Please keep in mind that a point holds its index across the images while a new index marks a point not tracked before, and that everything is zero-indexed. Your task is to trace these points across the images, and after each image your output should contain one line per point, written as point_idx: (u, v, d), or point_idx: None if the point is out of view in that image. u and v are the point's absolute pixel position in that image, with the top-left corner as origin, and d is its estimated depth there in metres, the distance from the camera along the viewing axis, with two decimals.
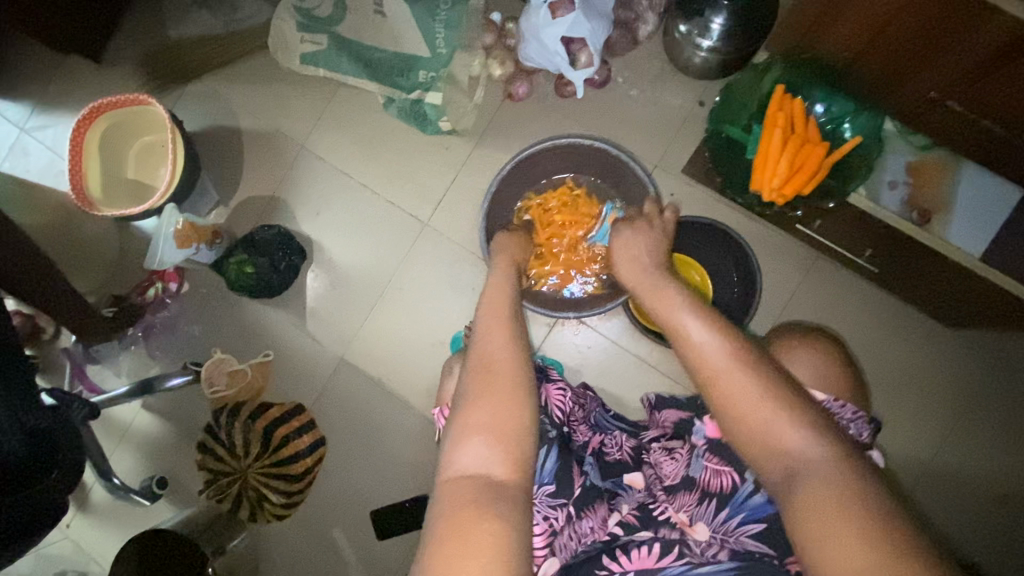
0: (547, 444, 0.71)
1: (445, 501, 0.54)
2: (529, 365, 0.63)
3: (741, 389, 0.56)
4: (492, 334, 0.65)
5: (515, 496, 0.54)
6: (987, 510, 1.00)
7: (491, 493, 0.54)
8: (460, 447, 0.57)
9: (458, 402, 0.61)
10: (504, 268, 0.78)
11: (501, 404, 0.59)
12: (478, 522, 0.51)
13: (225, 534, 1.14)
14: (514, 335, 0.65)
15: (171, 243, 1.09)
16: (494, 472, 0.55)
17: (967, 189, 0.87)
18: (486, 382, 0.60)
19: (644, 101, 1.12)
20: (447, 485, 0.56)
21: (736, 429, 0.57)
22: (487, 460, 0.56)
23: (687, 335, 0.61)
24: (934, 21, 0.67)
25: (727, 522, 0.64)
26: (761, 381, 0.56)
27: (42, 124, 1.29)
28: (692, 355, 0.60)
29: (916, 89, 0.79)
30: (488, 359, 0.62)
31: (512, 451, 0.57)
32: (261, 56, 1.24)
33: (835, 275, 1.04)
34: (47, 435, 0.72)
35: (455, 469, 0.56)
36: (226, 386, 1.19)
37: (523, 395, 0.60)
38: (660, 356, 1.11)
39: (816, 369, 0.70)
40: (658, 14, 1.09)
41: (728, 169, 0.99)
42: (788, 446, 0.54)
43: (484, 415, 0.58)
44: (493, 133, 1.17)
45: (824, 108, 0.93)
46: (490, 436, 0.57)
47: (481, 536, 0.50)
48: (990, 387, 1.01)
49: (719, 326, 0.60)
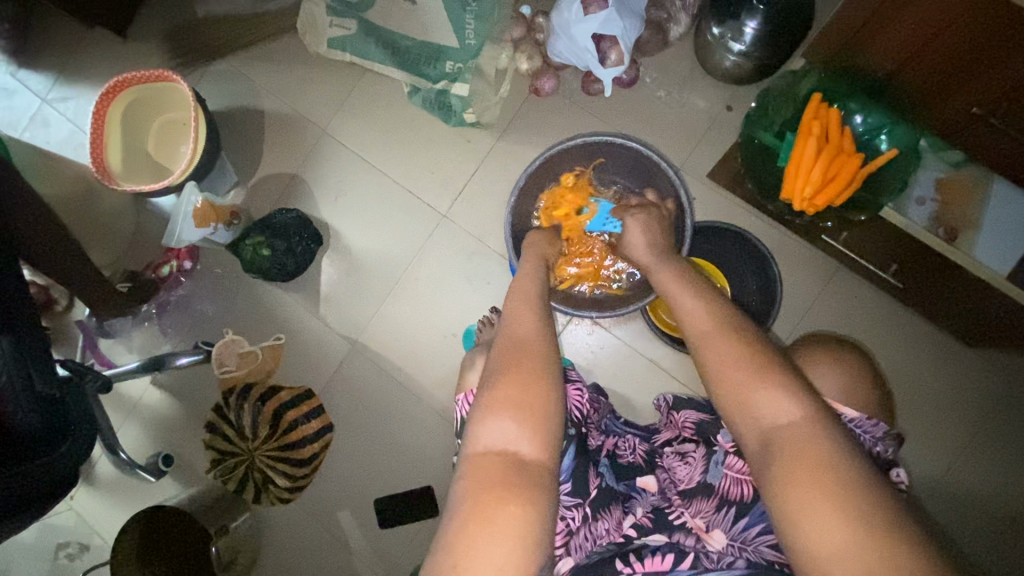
0: (566, 442, 0.69)
1: (471, 479, 0.54)
2: (557, 348, 0.62)
3: (741, 369, 0.55)
4: (521, 319, 0.65)
5: (543, 478, 0.54)
6: (998, 533, 0.99)
7: (519, 474, 0.53)
8: (485, 423, 0.56)
9: (485, 380, 0.60)
10: (533, 262, 0.78)
11: (528, 387, 0.58)
12: (504, 503, 0.51)
13: (227, 513, 1.12)
14: (544, 321, 0.65)
15: (190, 221, 1.08)
16: (522, 449, 0.55)
17: (998, 208, 0.85)
18: (513, 361, 0.60)
19: (671, 103, 1.11)
20: (471, 461, 0.55)
21: (740, 421, 0.55)
22: (513, 439, 0.55)
23: (691, 320, 0.62)
24: (987, 31, 0.65)
25: (746, 530, 0.64)
26: (767, 365, 0.55)
27: (63, 96, 1.29)
28: (713, 361, 0.58)
29: (958, 104, 0.78)
30: (515, 339, 0.62)
31: (539, 431, 0.56)
32: (287, 38, 1.24)
33: (855, 288, 1.03)
34: (59, 404, 0.71)
35: (480, 445, 0.56)
36: (236, 366, 1.19)
37: (550, 376, 0.59)
38: (673, 360, 1.11)
39: (837, 382, 0.70)
40: (691, 15, 1.07)
41: (758, 175, 0.96)
42: (769, 421, 0.53)
43: (510, 393, 0.57)
44: (517, 127, 1.17)
45: (863, 120, 0.91)
46: (516, 413, 0.56)
47: (506, 518, 0.51)
48: (1007, 409, 1.00)
49: (721, 310, 0.61)
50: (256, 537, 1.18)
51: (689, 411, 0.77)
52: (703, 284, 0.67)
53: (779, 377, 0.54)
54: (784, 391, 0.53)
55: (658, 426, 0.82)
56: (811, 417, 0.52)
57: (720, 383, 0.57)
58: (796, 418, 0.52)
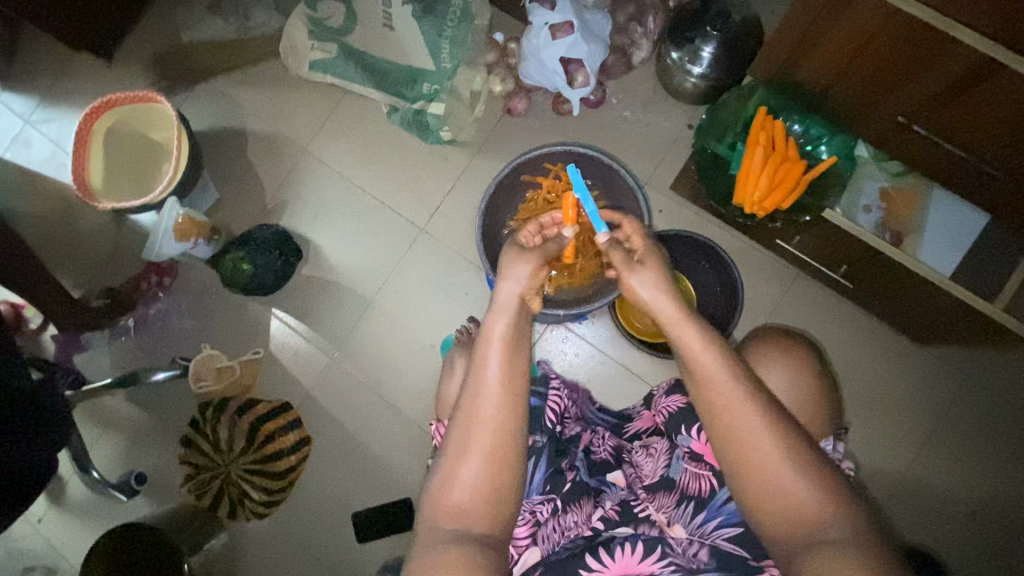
0: (537, 449, 0.75)
1: (425, 549, 0.56)
2: (524, 416, 0.60)
3: (773, 470, 0.55)
4: (487, 381, 0.61)
5: (493, 546, 0.57)
6: (958, 529, 1.02)
7: (469, 544, 0.56)
8: (447, 495, 0.58)
9: (447, 448, 0.60)
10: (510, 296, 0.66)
11: (493, 462, 0.58)
12: (454, 558, 0.54)
13: (202, 532, 1.14)
14: (513, 378, 0.61)
15: (170, 236, 1.10)
16: (473, 526, 0.57)
17: (937, 215, 0.93)
18: (475, 435, 0.59)
19: (636, 122, 1.18)
20: (428, 533, 0.57)
21: (756, 505, 0.56)
22: (467, 511, 0.57)
23: (745, 438, 0.56)
24: (906, 46, 0.72)
25: (703, 525, 0.66)
26: (811, 495, 0.54)
27: (46, 117, 1.31)
28: (771, 501, 0.55)
29: (884, 114, 0.85)
30: (477, 416, 0.60)
31: (493, 508, 0.58)
32: (271, 62, 1.29)
33: (813, 292, 1.09)
34: (31, 396, 0.80)
35: (442, 517, 0.57)
36: (212, 382, 1.18)
37: (515, 450, 0.59)
38: (645, 364, 1.14)
39: (806, 378, 0.71)
40: (652, 41, 1.15)
41: (713, 184, 1.02)
42: (774, 488, 0.55)
43: (476, 469, 0.58)
44: (491, 145, 1.22)
45: (801, 129, 0.99)
46: (481, 493, 0.58)
47: (453, 567, 0.53)
48: (958, 406, 1.05)
49: (777, 431, 0.55)
50: (230, 557, 1.16)
51: (663, 398, 0.79)
52: (723, 351, 0.59)
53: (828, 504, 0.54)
54: (802, 477, 0.54)
55: (632, 415, 0.87)
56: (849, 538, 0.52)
57: (744, 475, 0.56)
58: (807, 498, 0.54)
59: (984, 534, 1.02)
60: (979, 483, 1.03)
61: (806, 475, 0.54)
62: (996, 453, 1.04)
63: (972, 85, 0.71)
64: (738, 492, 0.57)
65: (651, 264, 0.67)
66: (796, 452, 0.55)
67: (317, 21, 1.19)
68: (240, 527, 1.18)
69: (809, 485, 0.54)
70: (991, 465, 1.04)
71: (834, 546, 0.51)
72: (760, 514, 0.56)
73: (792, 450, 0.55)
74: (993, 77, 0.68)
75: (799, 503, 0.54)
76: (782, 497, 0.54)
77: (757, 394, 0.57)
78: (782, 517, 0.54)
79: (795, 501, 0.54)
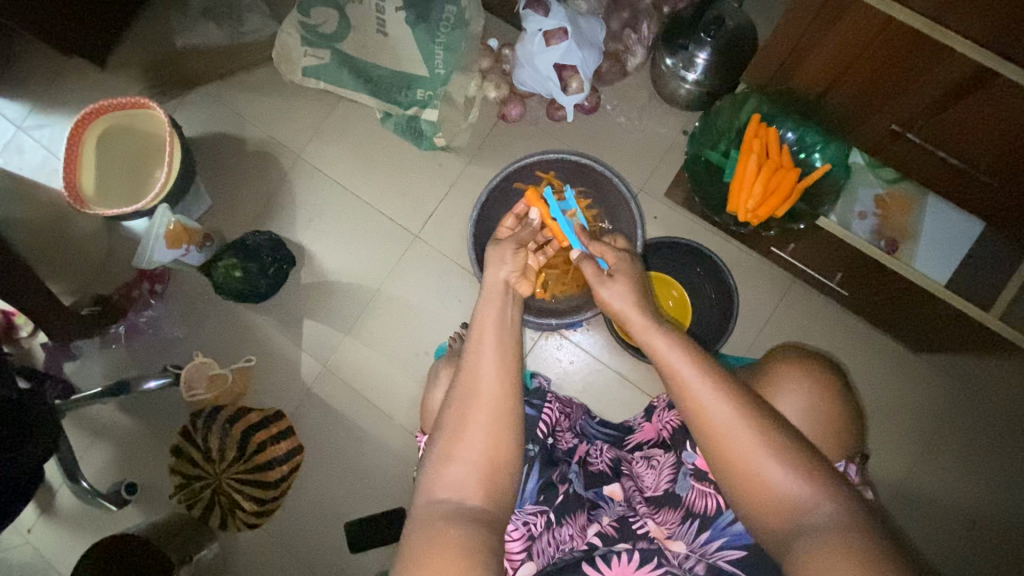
0: (529, 463, 0.74)
1: (419, 529, 0.54)
2: (519, 395, 0.60)
3: (746, 450, 0.56)
4: (482, 357, 0.61)
5: (494, 520, 0.56)
6: (958, 538, 1.01)
7: (467, 519, 0.54)
8: (442, 470, 0.57)
9: (442, 424, 0.59)
10: (508, 283, 0.67)
11: (492, 439, 0.58)
12: (451, 526, 0.53)
13: (193, 542, 1.10)
14: (506, 357, 0.61)
15: (161, 243, 1.09)
16: (468, 499, 0.56)
17: (932, 223, 0.93)
18: (470, 412, 0.59)
19: (632, 128, 1.18)
20: (422, 511, 0.56)
21: (751, 502, 0.56)
22: (464, 485, 0.56)
23: (722, 438, 0.56)
24: (901, 55, 0.72)
25: (707, 543, 0.65)
26: (801, 485, 0.54)
27: (39, 124, 1.30)
28: (760, 495, 0.56)
29: (878, 123, 0.85)
30: (472, 392, 0.59)
31: (490, 482, 0.57)
32: (264, 68, 1.28)
33: (809, 299, 1.09)
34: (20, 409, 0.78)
35: (436, 493, 0.57)
36: (204, 390, 1.17)
37: (513, 428, 0.59)
38: (641, 371, 1.14)
39: (812, 395, 0.70)
40: (646, 47, 1.14)
41: (705, 193, 1.02)
42: (763, 481, 0.55)
43: (478, 444, 0.58)
44: (486, 151, 1.22)
45: (796, 135, 0.97)
46: (480, 470, 0.57)
47: (449, 538, 0.52)
48: (958, 414, 1.05)
49: (755, 429, 0.56)
50: (221, 567, 1.15)
51: (669, 412, 0.79)
52: (681, 338, 0.62)
53: (817, 488, 0.54)
54: (768, 454, 0.55)
55: (632, 427, 0.85)
56: (841, 520, 0.52)
57: (720, 457, 0.57)
58: (795, 490, 0.54)
59: (984, 543, 1.01)
60: (978, 491, 1.03)
61: (783, 461, 0.55)
62: (995, 462, 1.03)
63: (969, 93, 0.71)
64: (725, 489, 0.58)
65: (624, 265, 0.69)
66: (762, 430, 0.56)
67: (310, 28, 1.18)
68: (233, 536, 1.17)
69: (783, 468, 0.55)
70: (990, 472, 1.03)
71: (822, 535, 0.52)
72: (746, 501, 0.56)
73: (756, 425, 0.56)
74: (989, 86, 0.68)
75: (787, 493, 0.55)
76: (776, 491, 0.55)
77: (716, 376, 0.58)
78: (766, 504, 0.55)
79: (785, 497, 0.55)
